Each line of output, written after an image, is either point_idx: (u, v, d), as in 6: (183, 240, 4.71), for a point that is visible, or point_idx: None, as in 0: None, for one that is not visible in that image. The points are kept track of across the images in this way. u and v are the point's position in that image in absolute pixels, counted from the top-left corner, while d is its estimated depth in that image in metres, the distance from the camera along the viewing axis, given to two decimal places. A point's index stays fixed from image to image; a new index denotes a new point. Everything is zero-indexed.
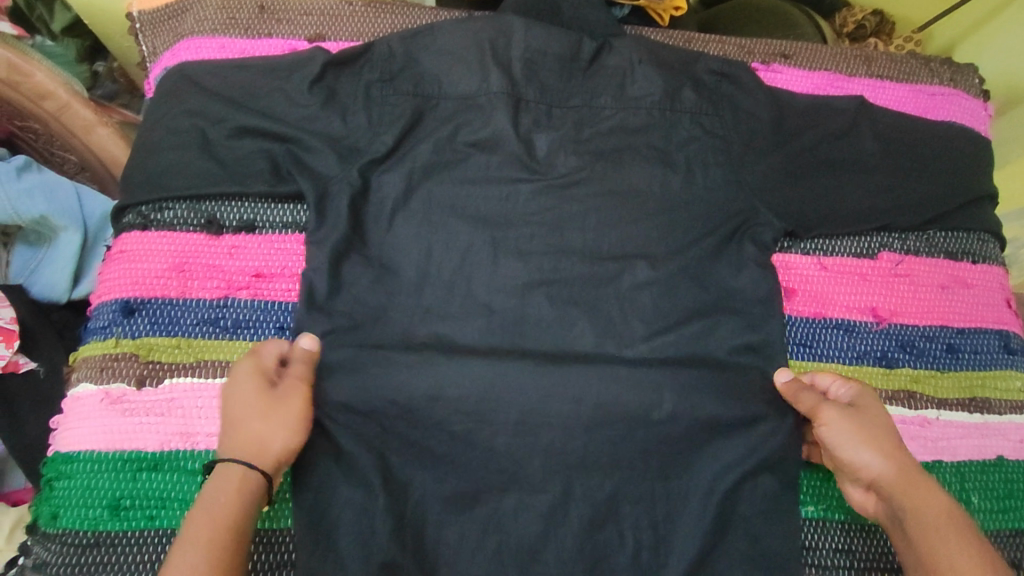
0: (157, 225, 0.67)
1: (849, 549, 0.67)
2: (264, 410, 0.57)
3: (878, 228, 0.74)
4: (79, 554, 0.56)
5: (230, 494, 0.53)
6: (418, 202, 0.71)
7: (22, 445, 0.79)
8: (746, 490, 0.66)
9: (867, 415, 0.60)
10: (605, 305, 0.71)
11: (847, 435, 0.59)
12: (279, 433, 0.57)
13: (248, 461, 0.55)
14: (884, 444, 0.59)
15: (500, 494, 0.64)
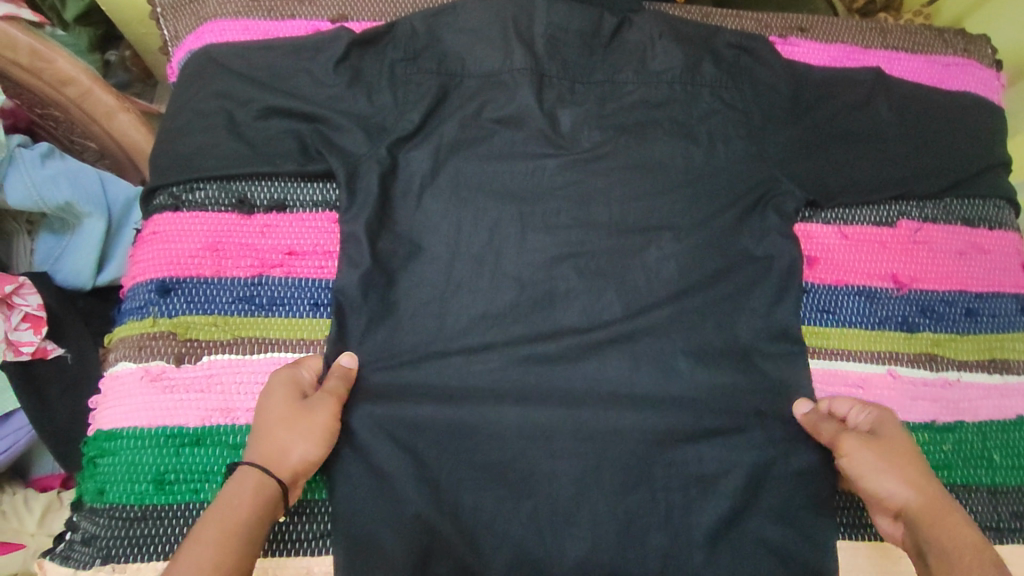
0: (190, 206, 0.68)
1: None
2: (287, 418, 0.56)
3: (896, 197, 0.76)
4: (128, 527, 0.56)
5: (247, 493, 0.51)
6: (445, 178, 0.72)
7: (52, 427, 0.80)
8: (773, 451, 0.67)
9: (892, 438, 0.60)
10: (632, 275, 0.72)
11: (870, 459, 0.59)
12: (301, 442, 0.56)
13: (266, 467, 0.53)
14: (909, 470, 0.57)
15: (533, 461, 0.65)
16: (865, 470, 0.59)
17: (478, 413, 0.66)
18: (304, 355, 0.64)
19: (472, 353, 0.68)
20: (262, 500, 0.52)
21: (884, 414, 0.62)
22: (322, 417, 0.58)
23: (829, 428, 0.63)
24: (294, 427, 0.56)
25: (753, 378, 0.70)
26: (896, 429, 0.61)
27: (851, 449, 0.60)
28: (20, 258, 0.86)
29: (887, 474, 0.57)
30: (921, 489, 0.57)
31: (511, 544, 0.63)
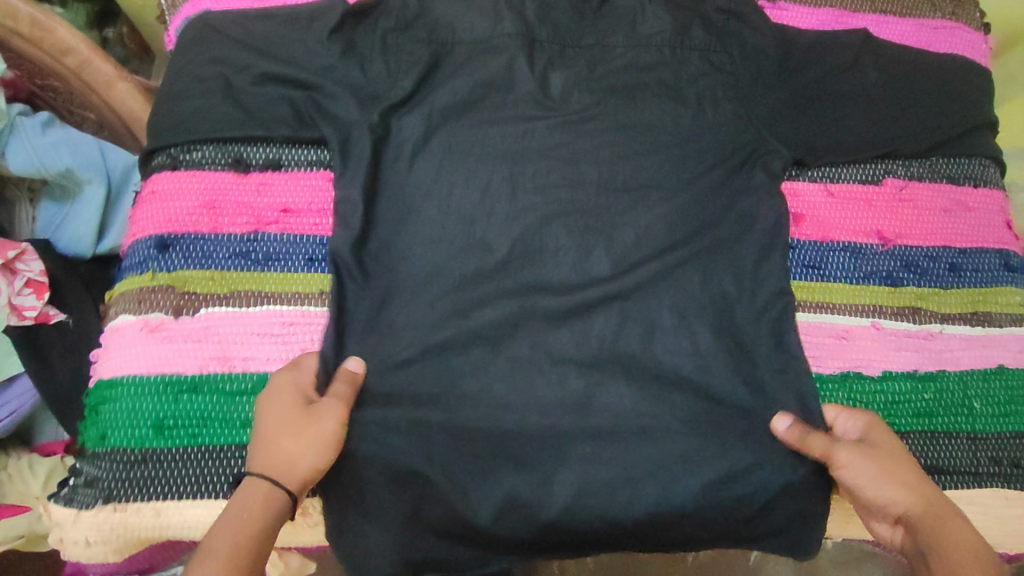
0: (188, 165, 0.69)
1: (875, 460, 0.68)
2: (293, 429, 0.57)
3: (881, 156, 0.77)
4: (130, 469, 0.58)
5: (255, 507, 0.54)
6: (438, 141, 0.73)
7: (55, 388, 0.82)
8: (758, 404, 0.69)
9: (883, 444, 0.63)
10: (621, 235, 0.74)
11: (870, 469, 0.61)
12: (306, 453, 0.56)
13: (272, 479, 0.55)
14: (905, 475, 0.61)
15: (522, 413, 0.67)
16: (867, 480, 0.61)
17: (470, 367, 0.67)
18: (299, 307, 0.65)
19: (465, 310, 0.69)
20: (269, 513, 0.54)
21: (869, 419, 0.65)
22: (327, 426, 0.58)
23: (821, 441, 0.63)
24: (297, 438, 0.57)
25: (739, 335, 0.71)
26: (883, 434, 0.64)
27: (852, 461, 0.61)
28: (22, 225, 0.88)
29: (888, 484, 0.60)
30: (916, 494, 0.61)
31: (504, 491, 0.65)
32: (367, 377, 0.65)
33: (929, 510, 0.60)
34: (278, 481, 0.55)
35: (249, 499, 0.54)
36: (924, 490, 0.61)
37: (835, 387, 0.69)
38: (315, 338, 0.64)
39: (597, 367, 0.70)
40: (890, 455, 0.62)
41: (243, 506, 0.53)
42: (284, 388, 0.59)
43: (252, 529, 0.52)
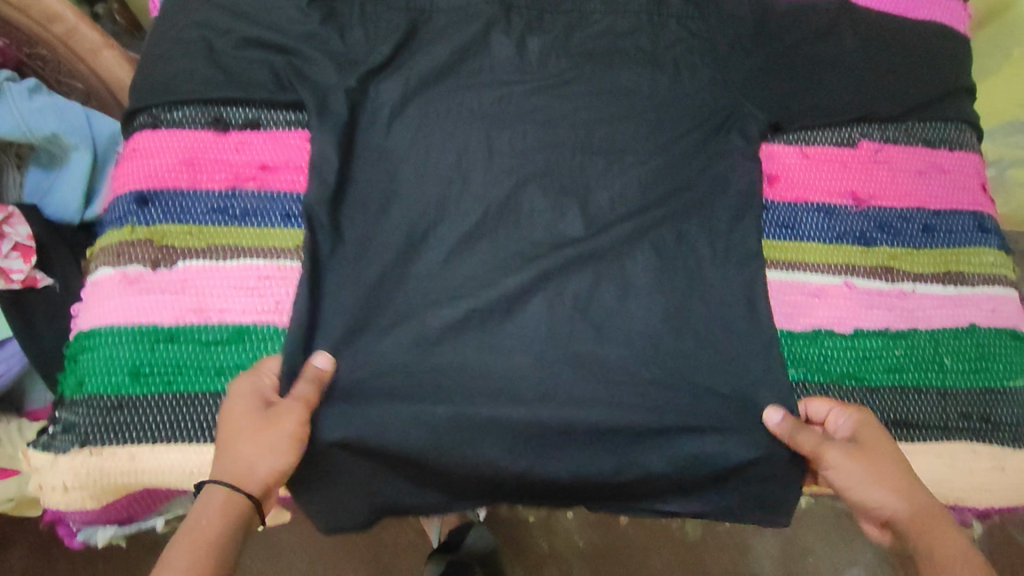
0: (168, 123, 0.70)
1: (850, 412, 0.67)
2: (251, 434, 0.56)
3: (857, 118, 0.77)
4: (106, 414, 0.60)
5: (215, 516, 0.54)
6: (415, 105, 0.74)
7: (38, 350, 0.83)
8: (733, 364, 0.69)
9: (875, 445, 0.61)
10: (595, 197, 0.75)
11: (860, 471, 0.60)
12: (265, 455, 0.56)
13: (232, 484, 0.55)
14: (895, 478, 0.60)
15: (496, 372, 0.67)
16: (856, 482, 0.60)
17: (444, 325, 0.68)
18: (274, 261, 0.66)
19: (440, 268, 0.70)
20: (230, 521, 0.54)
21: (863, 418, 0.64)
22: (291, 425, 0.58)
23: (810, 438, 0.62)
24: (256, 441, 0.56)
25: (714, 295, 0.71)
26: (876, 434, 0.63)
27: (840, 462, 0.60)
28: (10, 190, 0.89)
29: (878, 487, 0.59)
30: (907, 499, 0.60)
31: (478, 448, 0.65)
32: (342, 333, 0.66)
33: (920, 517, 0.59)
34: (237, 487, 0.55)
35: (208, 508, 0.54)
36: (915, 495, 0.60)
37: (805, 343, 0.69)
38: (291, 292, 0.65)
39: (572, 325, 0.70)
40: (881, 456, 0.61)
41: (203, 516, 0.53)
42: (242, 391, 0.59)
43: (211, 536, 0.53)
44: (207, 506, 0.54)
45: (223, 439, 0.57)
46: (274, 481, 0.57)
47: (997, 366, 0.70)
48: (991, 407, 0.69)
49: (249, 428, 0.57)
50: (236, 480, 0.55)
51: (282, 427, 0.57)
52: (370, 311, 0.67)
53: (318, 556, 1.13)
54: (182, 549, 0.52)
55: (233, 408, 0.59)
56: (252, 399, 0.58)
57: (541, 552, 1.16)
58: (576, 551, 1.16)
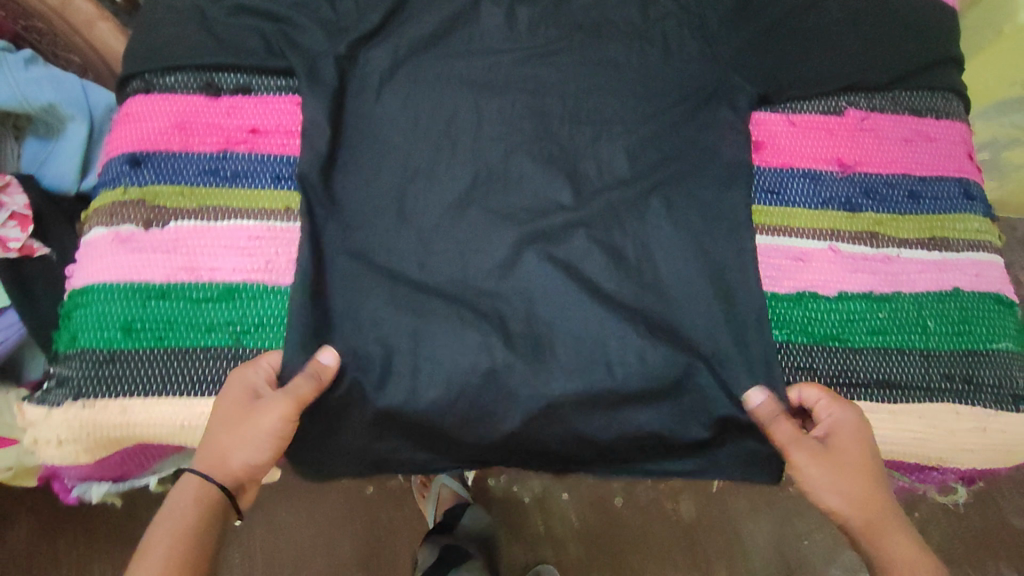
0: (160, 88, 0.70)
1: (832, 372, 0.68)
2: (233, 428, 0.59)
3: (843, 87, 0.77)
4: (99, 367, 0.61)
5: (192, 504, 0.57)
6: (405, 72, 0.74)
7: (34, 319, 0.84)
8: (722, 328, 0.69)
9: (844, 452, 0.62)
10: (583, 165, 0.74)
11: (821, 474, 0.62)
12: (244, 448, 0.59)
13: (207, 474, 0.59)
14: (854, 484, 0.62)
15: (484, 336, 0.66)
16: (814, 483, 0.63)
17: (432, 287, 0.68)
18: (264, 222, 0.67)
19: (428, 234, 0.70)
20: (205, 509, 0.58)
21: (845, 416, 0.64)
22: (270, 422, 0.58)
23: (785, 430, 0.63)
24: (238, 434, 0.59)
25: (704, 260, 0.71)
26: (853, 435, 0.63)
27: (802, 463, 0.62)
28: (8, 161, 0.89)
29: (833, 493, 0.62)
30: (861, 505, 0.62)
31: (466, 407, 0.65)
32: (333, 294, 0.67)
33: (870, 521, 0.62)
34: (213, 477, 0.59)
35: (185, 494, 0.58)
36: (871, 499, 0.62)
37: (789, 305, 0.70)
38: (281, 251, 0.66)
39: (564, 290, 0.69)
40: (847, 460, 0.63)
41: (178, 503, 0.57)
42: (234, 380, 0.61)
43: (186, 522, 0.57)
44: (185, 493, 0.58)
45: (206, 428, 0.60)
46: (251, 473, 0.61)
47: (980, 329, 0.70)
48: (973, 369, 0.69)
49: (231, 420, 0.59)
50: (210, 469, 0.59)
51: (267, 424, 0.58)
52: (358, 273, 0.67)
53: (316, 535, 1.14)
54: (160, 532, 0.56)
55: (223, 397, 0.60)
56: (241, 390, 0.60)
57: (538, 534, 1.18)
58: (571, 532, 1.18)
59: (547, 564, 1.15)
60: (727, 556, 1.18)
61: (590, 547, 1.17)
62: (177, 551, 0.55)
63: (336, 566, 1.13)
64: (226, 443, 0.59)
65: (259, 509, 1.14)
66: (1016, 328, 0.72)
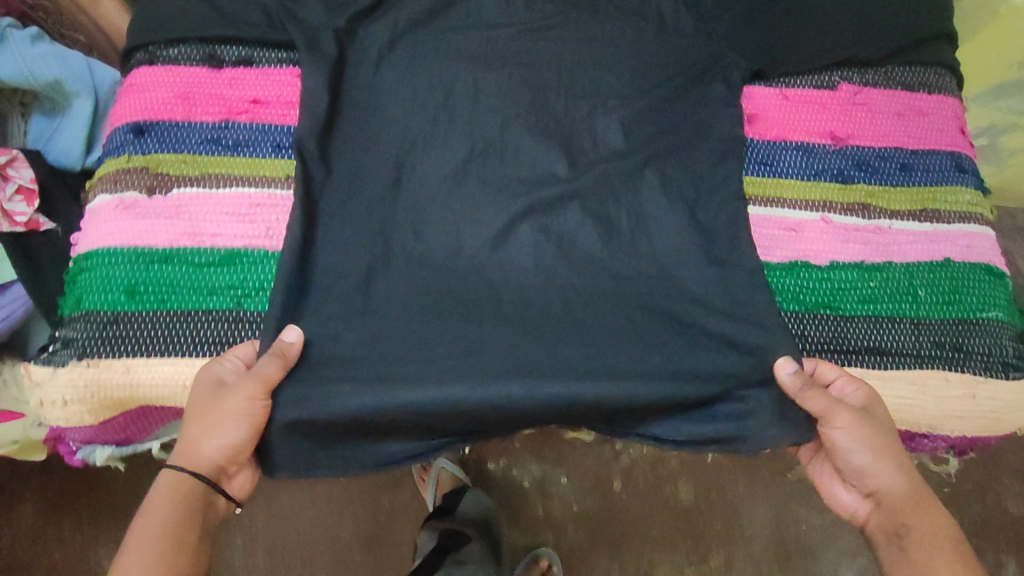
0: (163, 59, 0.72)
1: (822, 338, 0.69)
2: (203, 414, 0.60)
3: (837, 61, 0.78)
4: (102, 329, 0.63)
5: (173, 493, 0.59)
6: (403, 48, 0.75)
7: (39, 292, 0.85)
8: (716, 295, 0.69)
9: (882, 417, 0.65)
10: (579, 139, 0.75)
11: (859, 435, 0.64)
12: (218, 434, 0.61)
13: (183, 467, 0.61)
14: (889, 445, 0.65)
15: (480, 303, 0.68)
16: (851, 445, 0.64)
17: (430, 256, 0.69)
18: (264, 189, 0.68)
19: (426, 205, 0.71)
20: (185, 497, 0.60)
21: (867, 385, 0.66)
22: (232, 404, 0.60)
23: (821, 398, 0.63)
24: (208, 420, 0.60)
25: (698, 230, 0.72)
26: (876, 401, 0.66)
27: (847, 427, 0.63)
28: (13, 138, 0.91)
29: (878, 455, 0.64)
30: (900, 471, 0.65)
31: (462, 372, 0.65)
32: (331, 259, 0.67)
33: (904, 483, 0.65)
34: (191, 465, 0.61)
35: (166, 485, 0.60)
36: (902, 461, 0.65)
37: (781, 274, 0.71)
38: (281, 218, 0.68)
39: (558, 259, 0.70)
40: (880, 423, 0.65)
41: (160, 493, 0.59)
42: (204, 368, 0.62)
43: (166, 514, 0.58)
44: (167, 483, 0.60)
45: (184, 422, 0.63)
46: (226, 457, 0.62)
47: (970, 299, 0.71)
48: (963, 338, 0.70)
49: (200, 408, 0.60)
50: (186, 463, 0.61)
51: (233, 407, 0.60)
52: (356, 242, 0.68)
53: (318, 517, 1.15)
54: (143, 526, 0.58)
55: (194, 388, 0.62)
56: (209, 376, 0.61)
57: (537, 518, 1.19)
58: (571, 515, 1.19)
59: (546, 548, 1.16)
60: (725, 540, 1.19)
61: (589, 531, 1.18)
62: (160, 537, 0.57)
63: (338, 548, 1.14)
64: (197, 430, 0.61)
65: (261, 492, 1.15)
66: (1006, 298, 0.73)
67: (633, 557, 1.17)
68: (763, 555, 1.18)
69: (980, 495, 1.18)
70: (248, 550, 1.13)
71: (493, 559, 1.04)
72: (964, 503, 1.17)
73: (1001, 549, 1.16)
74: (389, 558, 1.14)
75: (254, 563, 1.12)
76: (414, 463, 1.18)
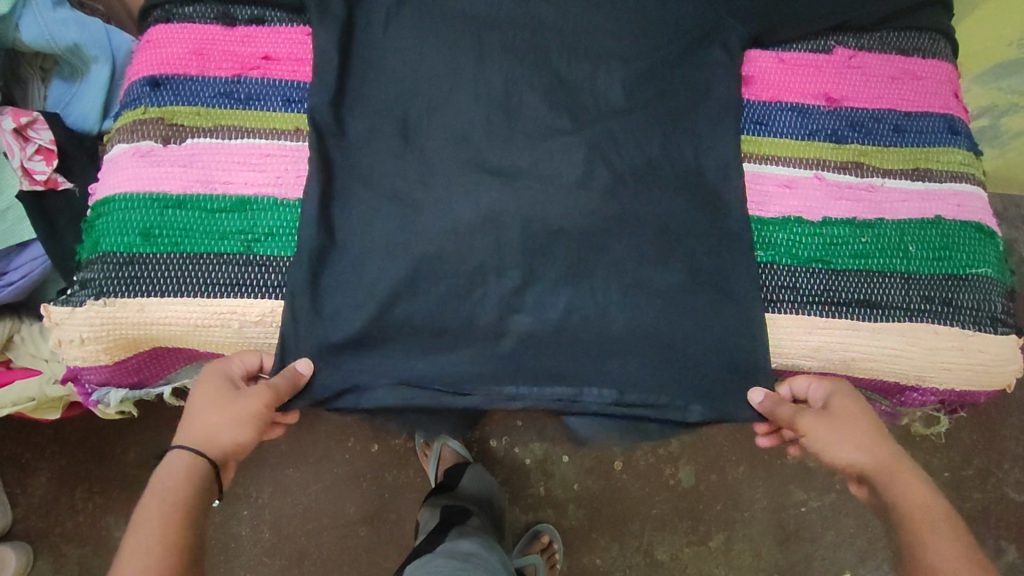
0: (180, 18, 0.74)
1: (807, 291, 0.71)
2: (223, 408, 0.63)
3: (834, 26, 0.79)
4: (120, 269, 0.66)
5: (179, 478, 0.59)
6: (407, 7, 0.74)
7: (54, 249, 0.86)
8: (710, 258, 0.71)
9: (846, 410, 0.66)
10: (581, 97, 0.73)
11: (829, 430, 0.65)
12: (224, 428, 0.62)
13: (198, 450, 0.61)
14: (862, 435, 0.64)
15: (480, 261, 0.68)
16: (825, 444, 0.65)
17: (432, 214, 0.69)
18: (274, 141, 0.71)
19: (429, 162, 0.70)
20: (196, 479, 0.60)
21: (841, 387, 0.68)
22: (252, 405, 0.63)
23: (785, 408, 0.67)
24: (221, 415, 0.62)
25: (697, 197, 0.72)
26: (853, 402, 0.67)
27: (810, 428, 0.65)
28: (33, 102, 0.93)
29: (847, 445, 0.64)
30: (872, 451, 0.64)
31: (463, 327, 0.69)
32: (335, 217, 0.69)
33: (888, 469, 0.63)
34: (200, 454, 0.61)
35: (171, 469, 0.60)
36: (883, 446, 0.64)
37: (775, 229, 0.73)
38: (288, 167, 0.70)
39: (557, 220, 0.70)
40: (851, 416, 0.65)
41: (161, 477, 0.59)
42: (209, 374, 0.65)
43: (178, 494, 0.58)
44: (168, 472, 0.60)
45: (191, 413, 0.64)
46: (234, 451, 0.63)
47: (960, 255, 0.73)
48: (953, 293, 0.72)
49: (218, 401, 0.63)
50: (201, 445, 0.61)
51: (250, 408, 0.63)
52: (364, 202, 0.69)
53: (323, 492, 1.17)
54: (153, 503, 0.57)
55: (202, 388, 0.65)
56: (222, 382, 0.65)
57: (537, 496, 1.20)
58: (571, 495, 1.20)
59: (546, 524, 1.18)
60: (724, 521, 1.20)
61: (589, 511, 1.20)
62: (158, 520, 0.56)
63: (341, 522, 1.17)
64: (210, 420, 0.62)
65: (268, 466, 1.17)
66: (996, 256, 0.74)
67: (632, 536, 1.19)
68: (761, 535, 1.20)
69: (980, 480, 1.19)
70: (255, 523, 1.15)
71: (495, 532, 1.06)
72: (963, 487, 1.18)
73: (998, 534, 1.17)
74: (391, 533, 1.17)
75: (261, 534, 1.15)
76: (417, 438, 1.19)
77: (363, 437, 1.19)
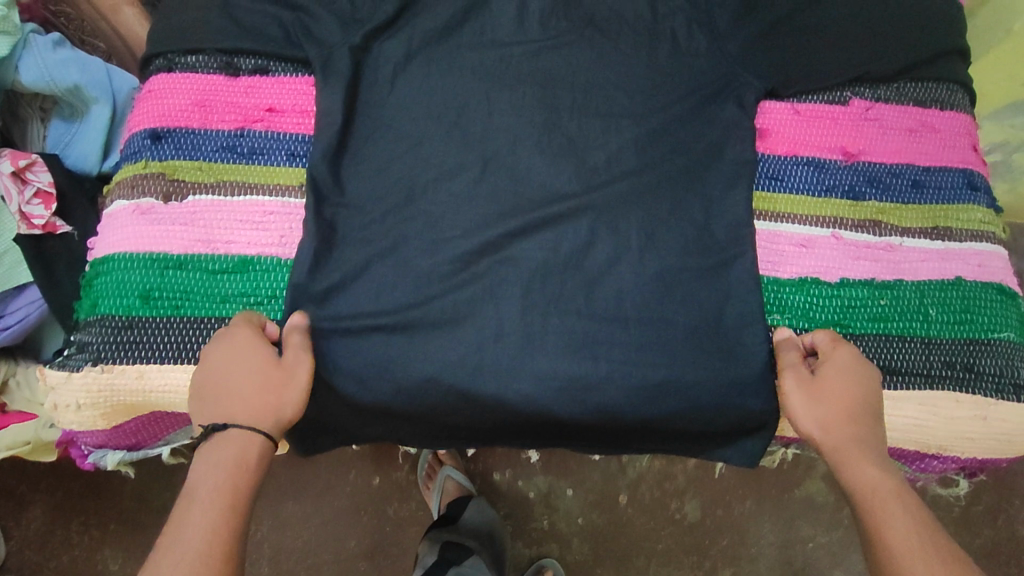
0: (182, 67, 0.72)
1: None
2: (267, 384, 0.59)
3: (852, 78, 0.76)
4: (118, 332, 0.64)
5: (233, 461, 0.56)
6: (414, 64, 0.72)
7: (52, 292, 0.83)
8: (727, 324, 0.68)
9: (834, 379, 0.63)
10: (593, 156, 0.71)
11: (800, 397, 0.63)
12: (287, 403, 0.60)
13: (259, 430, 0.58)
14: (829, 411, 0.61)
15: (484, 326, 0.66)
16: (793, 407, 0.63)
17: (438, 277, 0.67)
18: (279, 198, 0.69)
19: (434, 220, 0.68)
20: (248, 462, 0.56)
21: (845, 356, 0.64)
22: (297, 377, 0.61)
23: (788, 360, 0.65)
24: (271, 390, 0.59)
25: (711, 258, 0.69)
26: (844, 374, 0.63)
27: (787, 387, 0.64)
28: (32, 143, 0.91)
29: (808, 413, 0.62)
30: (833, 425, 0.61)
31: (471, 391, 0.65)
32: (339, 280, 0.67)
33: (841, 451, 0.60)
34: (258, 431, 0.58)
35: (227, 453, 0.56)
36: (843, 426, 0.61)
37: (791, 290, 0.71)
38: (292, 227, 0.68)
39: (563, 280, 0.68)
40: (833, 389, 0.62)
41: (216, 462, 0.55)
42: (236, 352, 0.60)
43: (233, 482, 0.55)
44: (222, 452, 0.56)
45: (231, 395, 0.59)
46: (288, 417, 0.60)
47: (981, 319, 0.71)
48: (974, 358, 0.70)
49: (262, 377, 0.60)
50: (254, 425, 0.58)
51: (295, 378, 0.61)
52: (371, 265, 0.67)
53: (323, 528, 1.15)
54: (201, 506, 0.53)
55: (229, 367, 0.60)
56: (265, 351, 0.61)
57: (541, 530, 1.17)
58: (575, 530, 1.17)
59: (550, 560, 1.15)
60: (730, 557, 1.18)
61: (594, 547, 1.17)
62: (218, 516, 0.53)
63: (341, 559, 1.14)
64: (261, 398, 0.59)
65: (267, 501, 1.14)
66: (1017, 319, 0.72)
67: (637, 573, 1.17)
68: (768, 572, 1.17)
69: (990, 516, 1.16)
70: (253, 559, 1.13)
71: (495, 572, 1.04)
72: (972, 524, 1.16)
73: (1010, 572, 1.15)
74: (392, 569, 1.14)
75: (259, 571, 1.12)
76: (420, 472, 1.16)
77: (364, 471, 1.17)
